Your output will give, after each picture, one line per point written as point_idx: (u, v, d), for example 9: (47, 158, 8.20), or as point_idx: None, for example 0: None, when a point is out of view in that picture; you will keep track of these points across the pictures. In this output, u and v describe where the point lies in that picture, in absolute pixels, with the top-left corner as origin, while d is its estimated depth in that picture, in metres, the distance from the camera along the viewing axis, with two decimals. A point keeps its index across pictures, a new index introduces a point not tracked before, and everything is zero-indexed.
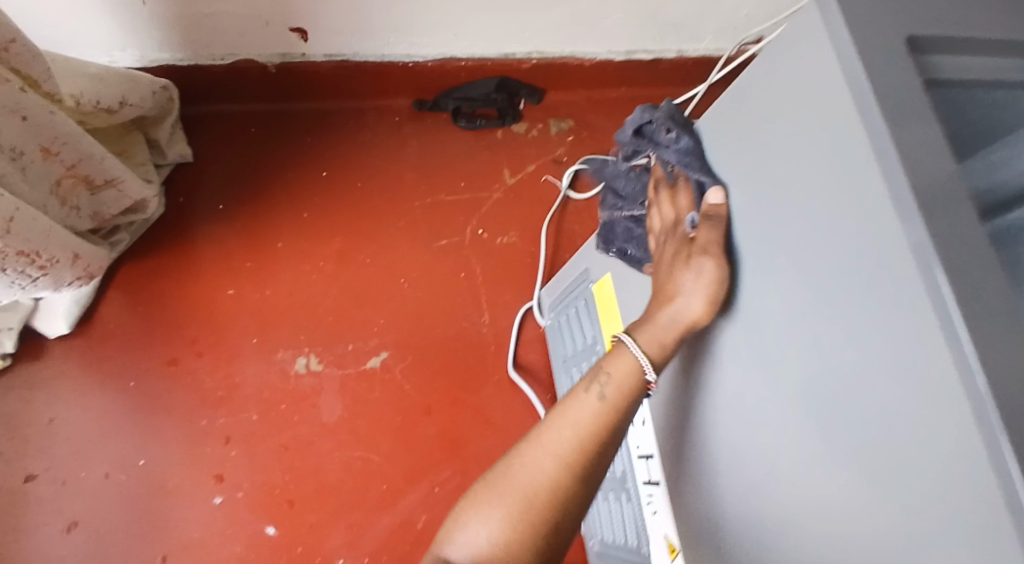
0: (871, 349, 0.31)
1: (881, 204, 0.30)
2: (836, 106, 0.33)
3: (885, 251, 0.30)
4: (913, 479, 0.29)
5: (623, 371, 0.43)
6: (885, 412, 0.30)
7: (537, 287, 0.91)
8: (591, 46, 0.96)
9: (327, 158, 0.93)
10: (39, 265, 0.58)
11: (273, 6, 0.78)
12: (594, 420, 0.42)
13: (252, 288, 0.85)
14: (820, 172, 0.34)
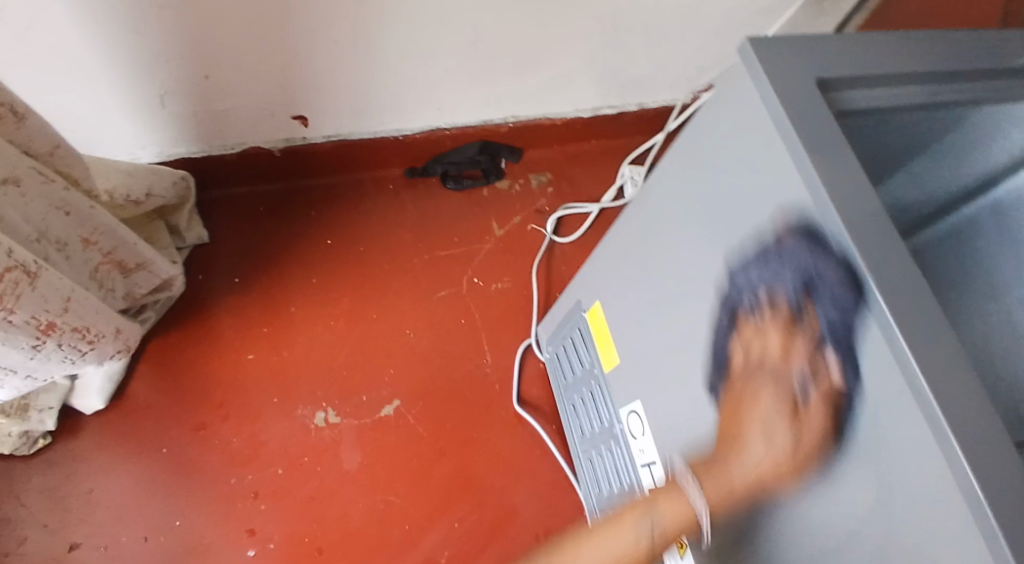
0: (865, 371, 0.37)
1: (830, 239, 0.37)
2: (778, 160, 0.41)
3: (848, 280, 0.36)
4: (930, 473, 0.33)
5: (675, 515, 0.49)
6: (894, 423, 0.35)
7: (534, 326, 0.99)
8: (561, 107, 1.08)
9: (331, 227, 1.01)
10: (88, 339, 0.68)
11: (279, 98, 0.88)
12: (630, 553, 0.49)
13: (270, 351, 0.92)
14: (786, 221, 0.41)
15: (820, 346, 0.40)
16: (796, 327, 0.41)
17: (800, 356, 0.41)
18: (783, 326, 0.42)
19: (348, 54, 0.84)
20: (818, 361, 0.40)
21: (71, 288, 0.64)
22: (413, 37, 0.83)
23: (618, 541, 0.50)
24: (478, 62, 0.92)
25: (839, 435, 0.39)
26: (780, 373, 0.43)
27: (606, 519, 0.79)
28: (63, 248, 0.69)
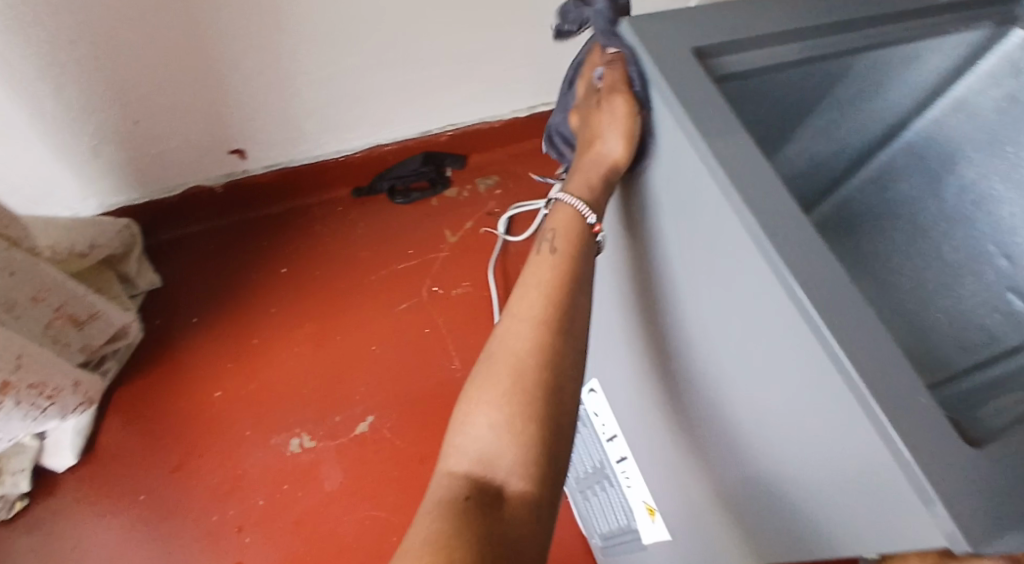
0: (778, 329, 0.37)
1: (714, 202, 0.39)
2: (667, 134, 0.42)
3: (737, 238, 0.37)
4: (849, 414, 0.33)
5: (568, 220, 0.45)
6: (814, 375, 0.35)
7: (498, 324, 1.01)
8: (496, 110, 1.10)
9: (286, 255, 1.03)
10: (47, 395, 0.69)
11: (211, 135, 0.89)
12: (549, 276, 0.43)
13: (238, 385, 0.92)
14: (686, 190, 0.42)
15: (608, 46, 0.47)
16: (596, 62, 0.49)
17: (602, 67, 0.48)
18: (591, 73, 0.50)
19: (272, 81, 0.86)
20: (610, 59, 0.47)
21: (23, 344, 0.64)
22: (333, 56, 0.85)
23: (537, 273, 0.43)
24: (403, 75, 0.94)
25: (785, 393, 0.38)
26: (592, 94, 0.49)
27: (587, 497, 0.84)
28: (13, 309, 0.70)
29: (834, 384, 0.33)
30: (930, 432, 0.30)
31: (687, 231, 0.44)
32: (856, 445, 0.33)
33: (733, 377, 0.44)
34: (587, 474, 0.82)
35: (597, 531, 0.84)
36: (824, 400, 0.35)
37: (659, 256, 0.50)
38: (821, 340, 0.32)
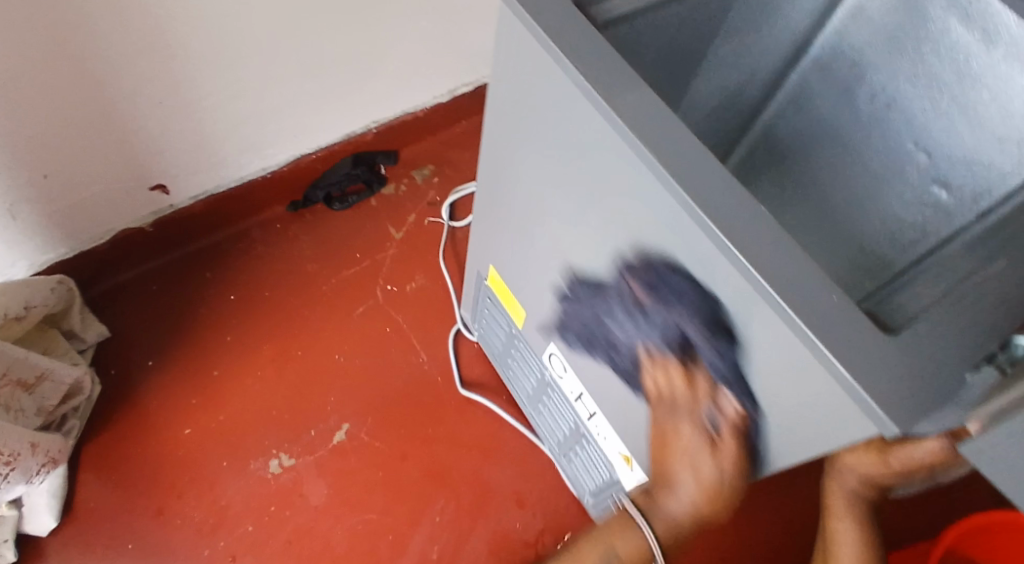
0: (702, 259, 0.41)
1: (621, 145, 0.42)
2: (568, 97, 0.45)
3: (649, 181, 0.41)
4: (776, 327, 0.38)
5: (629, 548, 0.65)
6: (740, 296, 0.40)
7: (458, 311, 1.02)
8: (417, 99, 1.09)
9: (233, 281, 1.01)
10: (5, 460, 0.67)
11: (130, 173, 0.87)
12: None
13: (207, 419, 0.91)
14: (597, 152, 0.45)
15: (717, 387, 0.50)
16: (691, 372, 0.50)
17: (704, 397, 0.51)
18: (680, 370, 0.51)
19: (183, 108, 0.84)
20: (718, 398, 0.50)
21: None
22: (240, 73, 0.84)
23: None
24: (316, 81, 0.93)
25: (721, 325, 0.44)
26: (687, 410, 0.53)
27: (570, 458, 0.86)
28: None
29: (740, 282, 0.38)
30: (828, 326, 0.35)
31: (626, 236, 0.48)
32: (774, 337, 0.39)
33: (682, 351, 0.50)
34: (566, 437, 0.84)
35: (587, 489, 0.86)
36: (756, 322, 0.40)
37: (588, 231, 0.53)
38: (729, 253, 0.37)
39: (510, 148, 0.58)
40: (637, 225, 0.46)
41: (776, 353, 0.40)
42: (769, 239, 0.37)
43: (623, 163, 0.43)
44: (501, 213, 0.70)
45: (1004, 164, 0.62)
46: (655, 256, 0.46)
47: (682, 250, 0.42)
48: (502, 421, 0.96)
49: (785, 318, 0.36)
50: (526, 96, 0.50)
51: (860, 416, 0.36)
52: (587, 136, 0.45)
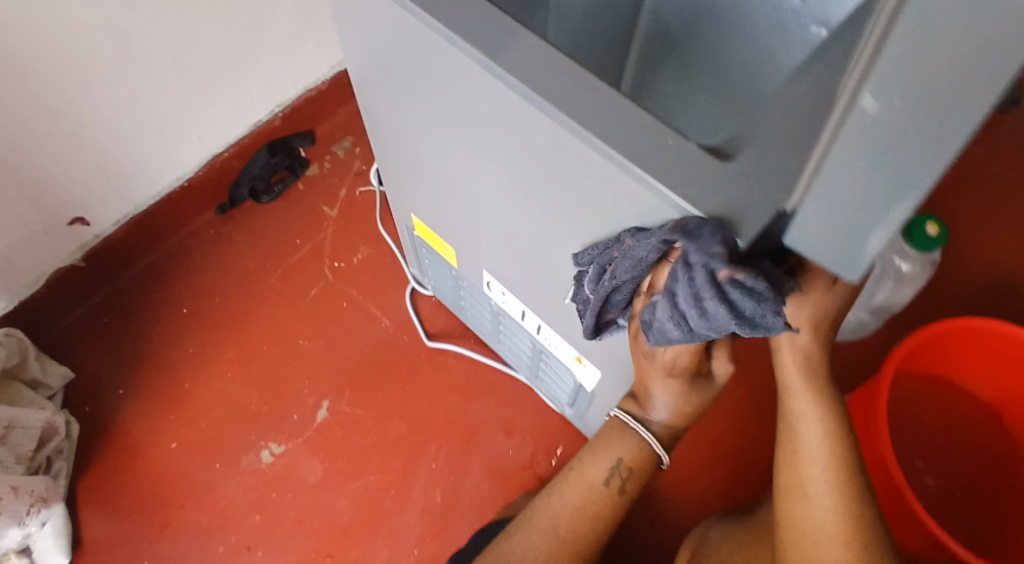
0: (561, 155, 0.46)
1: (472, 61, 0.46)
2: (419, 31, 0.49)
3: (502, 90, 0.46)
4: (632, 194, 0.42)
5: (631, 450, 0.60)
6: (597, 178, 0.44)
7: (407, 269, 1.04)
8: (314, 72, 1.08)
9: (181, 296, 1.02)
10: None
11: (41, 212, 0.87)
12: (606, 501, 0.60)
13: (188, 430, 0.93)
14: (459, 77, 0.49)
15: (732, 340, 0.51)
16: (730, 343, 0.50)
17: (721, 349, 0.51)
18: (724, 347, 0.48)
19: (74, 133, 0.83)
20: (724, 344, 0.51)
21: None
22: (120, 84, 0.84)
23: (593, 477, 0.60)
24: (201, 77, 0.92)
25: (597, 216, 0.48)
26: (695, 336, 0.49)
27: (540, 379, 0.89)
28: None
29: (583, 153, 0.43)
30: (670, 173, 0.39)
31: (506, 154, 0.52)
32: (622, 196, 0.43)
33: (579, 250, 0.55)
34: (530, 360, 0.87)
35: (563, 403, 0.89)
36: (618, 197, 0.44)
37: (479, 158, 0.57)
38: (575, 133, 0.42)
39: (393, 95, 0.62)
40: (508, 140, 0.50)
41: (628, 215, 0.45)
42: (603, 114, 0.42)
43: (479, 81, 0.47)
44: (405, 167, 0.73)
45: None
46: (528, 166, 0.51)
47: (534, 142, 0.47)
48: (473, 361, 0.99)
49: (627, 169, 0.40)
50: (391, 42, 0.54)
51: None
52: (436, 54, 0.49)
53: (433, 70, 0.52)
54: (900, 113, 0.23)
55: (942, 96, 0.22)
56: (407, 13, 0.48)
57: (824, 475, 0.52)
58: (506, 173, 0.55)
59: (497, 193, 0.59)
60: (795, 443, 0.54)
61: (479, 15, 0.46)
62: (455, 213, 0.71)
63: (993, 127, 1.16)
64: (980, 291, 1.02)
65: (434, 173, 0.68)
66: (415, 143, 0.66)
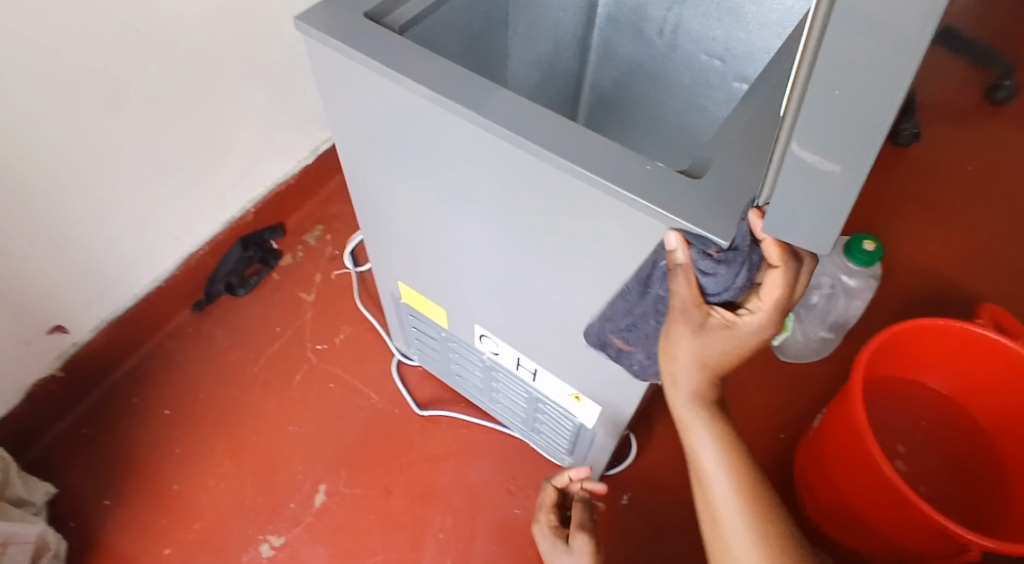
0: (541, 188, 0.51)
1: (451, 115, 0.52)
2: (398, 96, 0.55)
3: (482, 136, 0.51)
4: (610, 210, 0.48)
5: None
6: (577, 203, 0.50)
7: (391, 343, 1.06)
8: (281, 168, 1.14)
9: (163, 396, 1.01)
10: None
11: (23, 323, 0.86)
12: None
13: (183, 533, 0.90)
14: (436, 131, 0.55)
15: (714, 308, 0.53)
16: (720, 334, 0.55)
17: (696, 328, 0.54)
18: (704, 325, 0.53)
19: (56, 242, 0.85)
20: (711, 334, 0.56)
21: None
22: (100, 191, 0.87)
23: None
24: (177, 178, 0.96)
25: (579, 241, 0.53)
26: (545, 502, 0.78)
27: (538, 430, 0.91)
28: None
29: (563, 181, 0.49)
30: (647, 188, 0.46)
31: (486, 195, 0.57)
32: (603, 216, 0.49)
33: (561, 277, 0.59)
34: (526, 410, 0.89)
35: (563, 451, 0.91)
36: (599, 217, 0.49)
37: (460, 207, 0.62)
38: (555, 163, 0.48)
39: (375, 168, 0.67)
40: (488, 182, 0.56)
41: (607, 232, 0.50)
42: (577, 148, 0.48)
43: (457, 131, 0.53)
44: (387, 235, 0.77)
45: (768, 41, 0.79)
46: (510, 205, 0.56)
47: (516, 183, 0.53)
48: (467, 425, 1.00)
49: (608, 190, 0.46)
50: (367, 109, 0.60)
51: (685, 244, 0.46)
52: (418, 115, 0.55)
53: (411, 127, 0.57)
54: (821, 154, 0.33)
55: (849, 134, 0.31)
56: (387, 80, 0.54)
57: (739, 514, 0.59)
58: (492, 222, 0.60)
59: (479, 238, 0.64)
60: (705, 479, 0.62)
61: (458, 78, 0.52)
62: (439, 269, 0.75)
63: (900, 157, 1.31)
64: (918, 300, 1.12)
65: (420, 237, 0.73)
66: (399, 212, 0.71)
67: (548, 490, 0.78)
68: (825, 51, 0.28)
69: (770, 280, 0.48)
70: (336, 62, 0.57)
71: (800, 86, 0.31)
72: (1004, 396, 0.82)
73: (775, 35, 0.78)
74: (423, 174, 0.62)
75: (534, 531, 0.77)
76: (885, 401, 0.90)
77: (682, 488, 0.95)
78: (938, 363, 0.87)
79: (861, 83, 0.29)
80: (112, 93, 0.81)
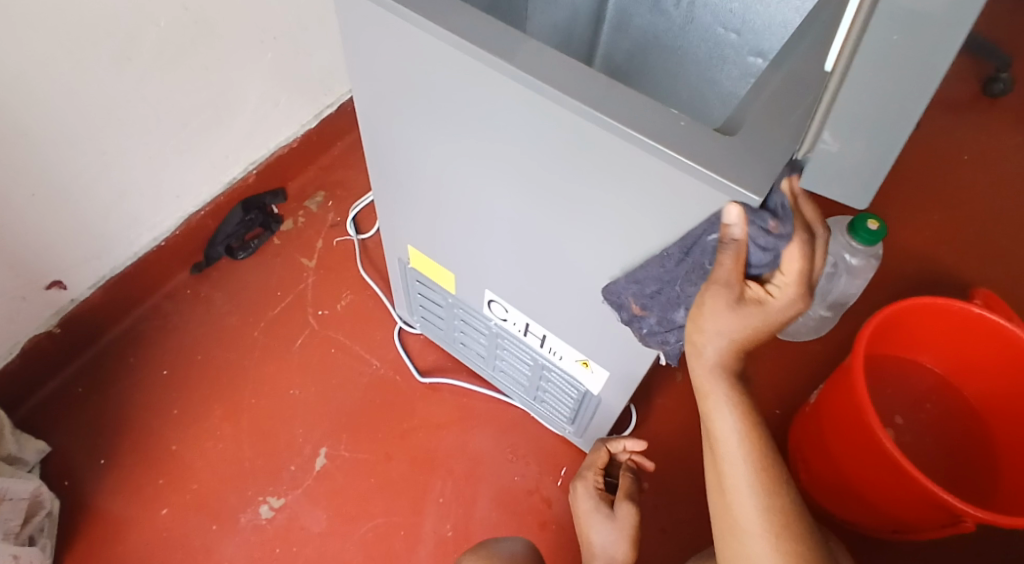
0: (567, 143, 0.51)
1: (479, 64, 0.51)
2: (426, 45, 0.54)
3: (509, 86, 0.51)
4: (637, 165, 0.48)
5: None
6: (602, 158, 0.50)
7: (394, 310, 1.06)
8: (285, 132, 1.12)
9: (160, 357, 1.00)
10: None
11: (19, 277, 0.84)
12: None
13: (180, 494, 0.89)
14: (462, 82, 0.54)
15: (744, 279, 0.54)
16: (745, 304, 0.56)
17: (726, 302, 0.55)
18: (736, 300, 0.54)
19: (55, 195, 0.83)
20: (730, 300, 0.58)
21: None
22: (105, 145, 0.85)
23: None
24: (181, 136, 0.94)
25: (600, 198, 0.53)
26: (592, 467, 0.81)
27: (540, 398, 0.92)
28: None
29: (590, 133, 0.48)
30: (679, 141, 0.45)
31: (508, 151, 0.57)
32: (629, 171, 0.49)
33: (578, 236, 0.59)
34: (530, 378, 0.89)
35: (565, 420, 0.92)
36: (624, 173, 0.49)
37: (480, 165, 0.62)
38: (585, 115, 0.47)
39: (396, 126, 0.67)
40: (510, 136, 0.55)
41: (631, 190, 0.50)
42: (608, 99, 0.47)
43: (484, 81, 0.52)
44: (402, 197, 0.77)
45: (787, 16, 0.79)
46: (531, 161, 0.56)
47: (541, 136, 0.53)
48: (468, 393, 1.01)
49: (638, 143, 0.46)
50: (391, 61, 0.59)
51: (716, 199, 0.46)
52: (443, 63, 0.54)
53: (436, 79, 0.56)
54: (860, 122, 0.37)
55: (887, 104, 0.36)
56: (414, 28, 0.53)
57: (752, 492, 0.61)
58: (511, 180, 0.60)
59: (496, 196, 0.64)
60: (720, 453, 0.62)
61: (488, 27, 0.52)
62: (452, 230, 0.75)
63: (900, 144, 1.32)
64: (913, 283, 1.14)
65: (434, 198, 0.72)
66: (417, 174, 0.71)
67: (599, 452, 0.81)
68: (874, 27, 0.32)
69: (788, 253, 0.48)
70: (363, 10, 0.56)
71: (843, 66, 0.36)
72: (994, 374, 0.84)
73: (795, 9, 0.78)
74: (445, 130, 0.61)
75: (578, 486, 0.80)
76: (879, 383, 0.92)
77: (678, 460, 0.97)
78: (930, 344, 0.89)
79: (906, 56, 0.33)
80: (122, 43, 0.78)
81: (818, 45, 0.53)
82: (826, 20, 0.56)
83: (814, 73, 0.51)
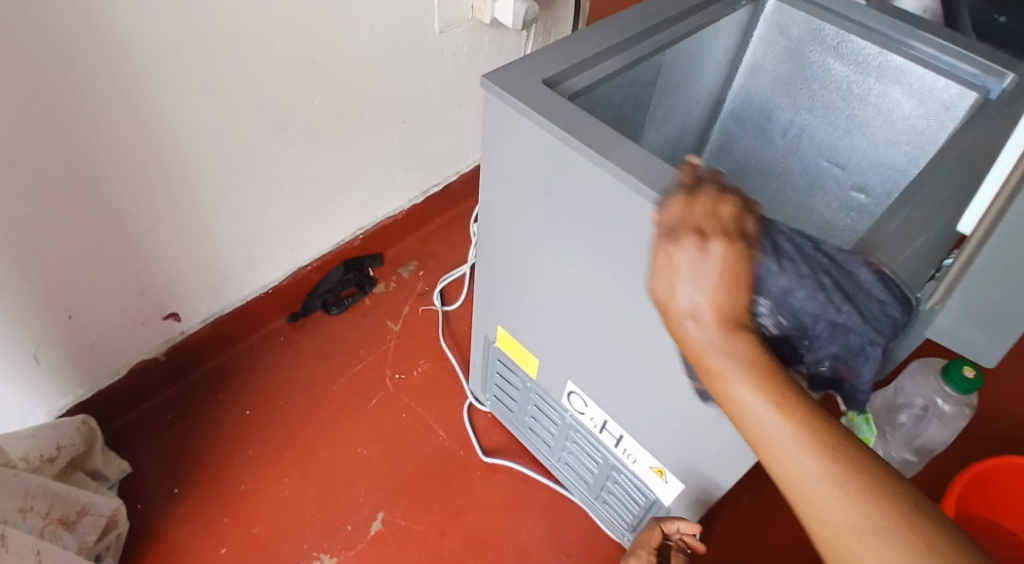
0: None
1: (606, 176, 0.56)
2: (558, 152, 0.59)
3: (633, 201, 0.54)
4: None
5: None
6: None
7: (467, 385, 1.08)
8: (393, 204, 1.22)
9: (245, 398, 1.05)
10: None
11: (146, 304, 0.93)
12: None
13: (241, 535, 0.92)
14: (585, 187, 0.59)
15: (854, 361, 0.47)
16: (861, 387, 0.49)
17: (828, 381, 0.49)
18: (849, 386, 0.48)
19: (193, 235, 0.92)
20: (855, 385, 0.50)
21: (39, 540, 0.69)
22: (245, 199, 0.95)
23: None
24: (308, 196, 1.04)
25: None
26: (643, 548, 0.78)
27: (603, 498, 0.90)
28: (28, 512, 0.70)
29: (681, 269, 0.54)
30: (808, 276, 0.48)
31: (618, 255, 0.60)
32: None
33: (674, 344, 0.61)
34: (595, 476, 0.89)
35: (625, 526, 0.89)
36: None
37: (586, 262, 0.65)
38: None
39: (510, 215, 0.72)
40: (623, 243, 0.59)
41: None
42: None
43: (607, 191, 0.57)
44: (501, 279, 0.81)
45: (894, 158, 0.83)
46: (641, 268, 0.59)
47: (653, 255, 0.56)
48: (528, 479, 1.00)
49: None
50: (520, 161, 0.64)
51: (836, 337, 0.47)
52: (570, 168, 0.59)
53: (560, 181, 0.61)
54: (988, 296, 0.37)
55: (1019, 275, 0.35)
56: (550, 135, 0.59)
57: (822, 479, 0.40)
58: (610, 279, 0.63)
59: (596, 293, 0.66)
60: (736, 417, 0.43)
61: (620, 144, 0.56)
62: (543, 317, 0.78)
63: None
64: (1008, 439, 1.08)
65: (533, 284, 0.76)
66: (522, 261, 0.75)
67: (653, 530, 0.78)
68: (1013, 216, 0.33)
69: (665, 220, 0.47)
70: (505, 115, 0.62)
71: (989, 224, 0.35)
72: None
73: (904, 154, 0.81)
74: (558, 225, 0.65)
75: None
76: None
77: None
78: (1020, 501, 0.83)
79: None
80: (279, 114, 0.90)
81: (932, 199, 0.56)
82: (944, 172, 0.58)
83: (928, 224, 0.52)
